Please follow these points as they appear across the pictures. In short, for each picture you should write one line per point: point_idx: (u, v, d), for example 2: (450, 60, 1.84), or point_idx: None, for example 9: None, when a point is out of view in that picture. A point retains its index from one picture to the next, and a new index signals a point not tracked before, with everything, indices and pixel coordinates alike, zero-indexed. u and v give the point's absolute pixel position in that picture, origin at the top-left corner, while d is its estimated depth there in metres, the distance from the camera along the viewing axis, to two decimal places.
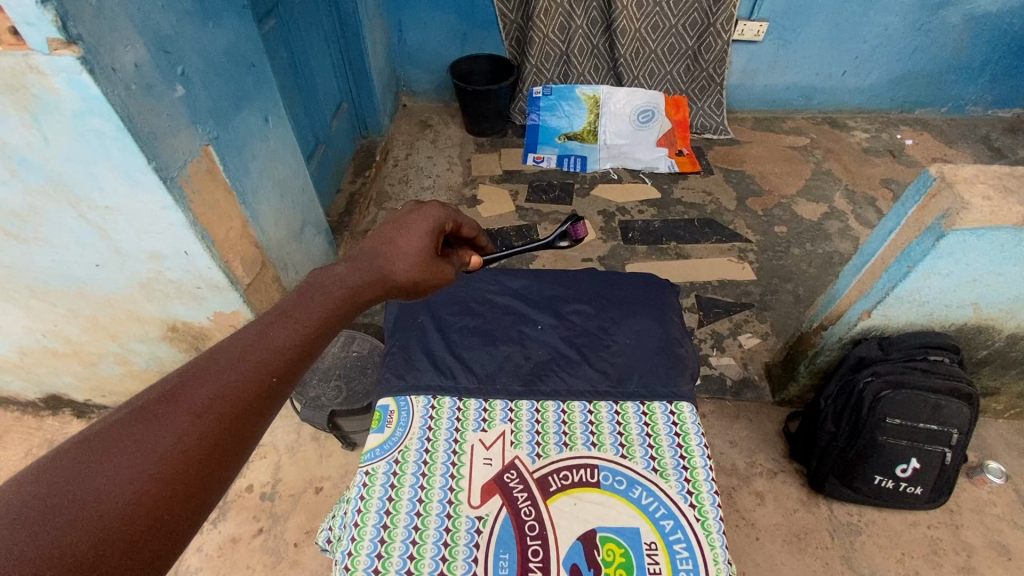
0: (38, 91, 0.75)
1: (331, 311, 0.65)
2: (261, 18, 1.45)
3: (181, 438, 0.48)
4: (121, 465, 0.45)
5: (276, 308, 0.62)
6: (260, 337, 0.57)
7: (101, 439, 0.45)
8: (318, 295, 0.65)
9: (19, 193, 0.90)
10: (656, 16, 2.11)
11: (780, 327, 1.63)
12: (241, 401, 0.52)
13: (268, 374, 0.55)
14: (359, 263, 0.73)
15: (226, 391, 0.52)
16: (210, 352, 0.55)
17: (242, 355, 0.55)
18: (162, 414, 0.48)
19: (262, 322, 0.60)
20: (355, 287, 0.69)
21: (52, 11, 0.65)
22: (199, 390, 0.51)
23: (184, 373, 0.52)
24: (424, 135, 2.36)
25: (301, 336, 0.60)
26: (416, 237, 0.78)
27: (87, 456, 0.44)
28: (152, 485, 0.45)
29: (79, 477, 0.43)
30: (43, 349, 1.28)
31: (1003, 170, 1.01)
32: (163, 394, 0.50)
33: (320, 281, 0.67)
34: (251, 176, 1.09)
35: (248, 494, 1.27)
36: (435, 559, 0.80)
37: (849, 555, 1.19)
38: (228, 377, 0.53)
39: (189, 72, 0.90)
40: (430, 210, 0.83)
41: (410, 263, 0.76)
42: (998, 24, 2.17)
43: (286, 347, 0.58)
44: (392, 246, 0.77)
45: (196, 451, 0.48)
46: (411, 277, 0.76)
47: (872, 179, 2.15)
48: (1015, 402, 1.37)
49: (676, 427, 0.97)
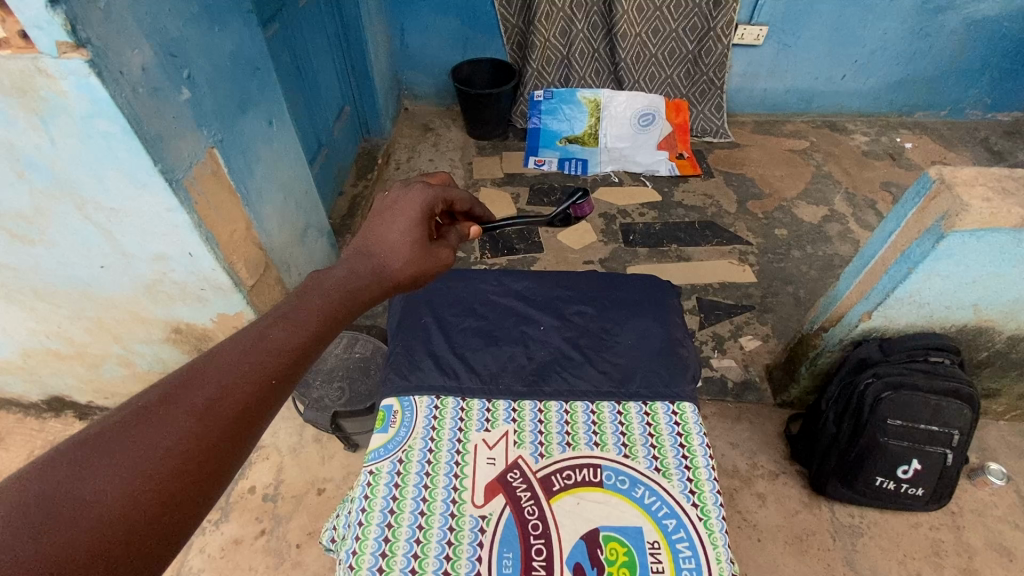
0: (47, 93, 0.76)
1: (329, 314, 0.65)
2: (265, 22, 1.46)
3: (180, 439, 0.48)
4: (122, 464, 0.45)
5: (276, 310, 0.63)
6: (259, 337, 0.58)
7: (98, 441, 0.46)
8: (317, 297, 0.66)
9: (25, 194, 0.91)
10: (656, 20, 2.12)
11: (780, 329, 1.63)
12: (242, 402, 0.53)
13: (268, 375, 0.56)
14: (354, 264, 0.73)
15: (227, 391, 0.53)
16: (210, 353, 0.55)
17: (242, 356, 0.56)
18: (163, 414, 0.49)
19: (262, 324, 0.60)
20: (354, 289, 0.70)
21: (61, 14, 0.66)
22: (200, 391, 0.52)
23: (184, 374, 0.52)
24: (425, 138, 2.37)
25: (302, 339, 0.61)
26: (405, 231, 0.78)
27: (87, 456, 0.45)
28: (151, 485, 0.45)
29: (78, 477, 0.43)
30: (46, 351, 1.28)
31: (1003, 172, 1.01)
32: (163, 395, 0.50)
33: (319, 283, 0.68)
34: (255, 178, 1.10)
35: (250, 496, 1.27)
36: (439, 558, 0.81)
37: (851, 557, 1.19)
38: (228, 378, 0.54)
39: (194, 75, 0.91)
40: (414, 198, 0.82)
41: (404, 258, 0.76)
42: (997, 28, 2.19)
43: (287, 348, 0.59)
44: (383, 243, 0.77)
45: (195, 451, 0.49)
46: (409, 273, 0.76)
47: (872, 183, 2.16)
48: (1016, 404, 1.38)
49: (678, 426, 0.97)
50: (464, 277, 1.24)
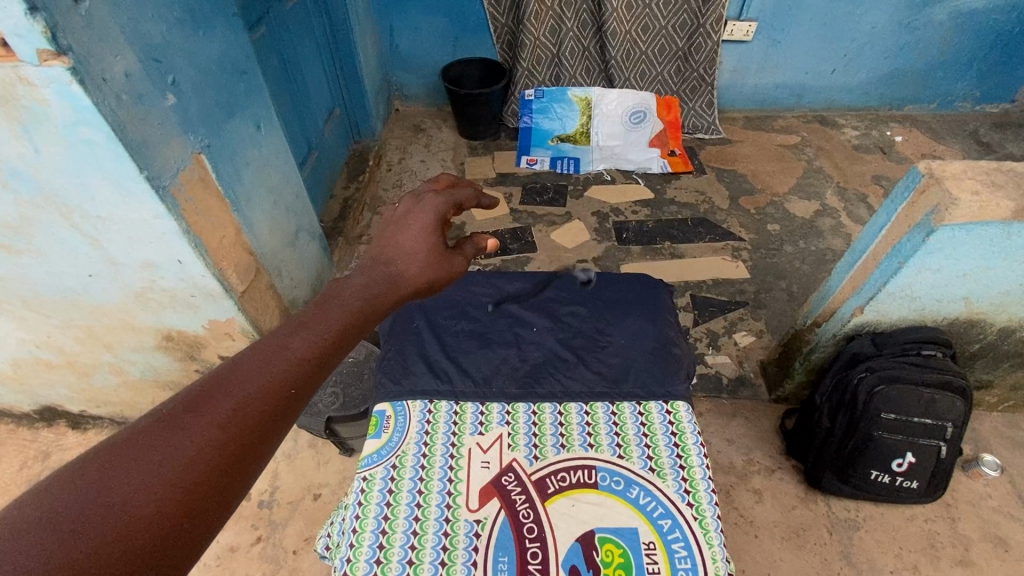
0: (28, 102, 0.75)
1: (347, 323, 0.64)
2: (252, 25, 1.45)
3: (201, 447, 0.47)
4: (146, 472, 0.44)
5: (294, 319, 0.62)
6: (280, 346, 0.57)
7: (125, 448, 0.45)
8: (336, 306, 0.65)
9: (11, 204, 0.89)
10: (646, 17, 2.12)
11: (774, 325, 1.64)
12: (263, 410, 0.52)
13: (288, 385, 0.55)
14: (371, 272, 0.72)
15: (248, 401, 0.52)
16: (231, 363, 0.55)
17: (263, 365, 0.55)
18: (186, 422, 0.48)
19: (281, 333, 0.59)
20: (370, 298, 0.68)
21: (41, 22, 0.65)
22: (222, 400, 0.51)
23: (207, 383, 0.52)
24: (417, 139, 2.36)
25: (322, 349, 0.59)
26: (419, 238, 0.78)
27: (113, 464, 0.44)
28: (173, 493, 0.44)
29: (105, 484, 0.43)
30: (36, 361, 1.27)
31: (991, 166, 1.02)
32: (188, 403, 0.50)
33: (336, 293, 0.67)
34: (244, 184, 1.09)
35: (245, 503, 1.26)
36: (435, 564, 0.80)
37: (848, 551, 1.19)
38: (250, 387, 0.53)
39: (179, 80, 0.90)
40: (426, 209, 0.82)
41: (420, 264, 0.75)
42: (985, 20, 2.20)
43: (306, 358, 0.58)
44: (400, 250, 0.76)
45: (215, 460, 0.48)
46: (426, 279, 0.75)
47: (863, 176, 2.17)
48: (1010, 394, 1.39)
49: (672, 427, 0.97)
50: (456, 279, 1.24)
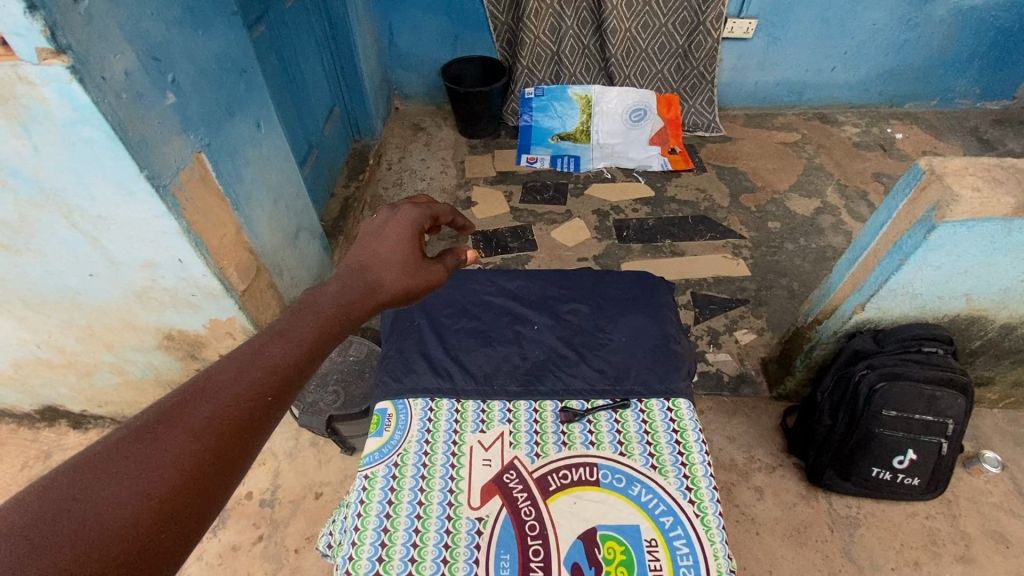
0: (27, 101, 0.75)
1: (323, 330, 0.64)
2: (251, 24, 1.45)
3: (178, 457, 0.47)
4: (120, 485, 0.44)
5: (271, 326, 0.62)
6: (257, 354, 0.57)
7: (98, 460, 0.45)
8: (313, 313, 0.65)
9: (10, 203, 0.89)
10: (646, 14, 2.12)
11: (775, 322, 1.64)
12: (240, 418, 0.52)
13: (264, 393, 0.55)
14: (348, 279, 0.72)
15: (225, 410, 0.52)
16: (206, 371, 0.54)
17: (239, 372, 0.55)
18: (162, 433, 0.48)
19: (257, 341, 0.59)
20: (348, 305, 0.69)
21: (40, 21, 0.65)
22: (199, 409, 0.51)
23: (181, 392, 0.51)
24: (417, 138, 2.36)
25: (299, 355, 0.60)
26: (396, 246, 0.79)
27: (88, 476, 0.44)
28: (150, 505, 0.44)
29: (79, 498, 0.42)
30: (38, 361, 1.27)
31: (993, 162, 1.02)
32: (162, 414, 0.49)
33: (313, 300, 0.67)
34: (244, 183, 1.09)
35: (246, 502, 1.26)
36: (436, 562, 0.80)
37: (849, 548, 1.19)
38: (227, 397, 0.52)
39: (178, 79, 0.89)
40: (405, 217, 0.83)
41: (396, 272, 0.76)
42: (985, 17, 2.19)
43: (283, 365, 0.58)
44: (376, 257, 0.77)
45: (193, 469, 0.47)
46: (402, 285, 0.76)
47: (863, 174, 2.17)
48: (1010, 391, 1.39)
49: (674, 425, 0.97)
50: (457, 277, 1.23)
